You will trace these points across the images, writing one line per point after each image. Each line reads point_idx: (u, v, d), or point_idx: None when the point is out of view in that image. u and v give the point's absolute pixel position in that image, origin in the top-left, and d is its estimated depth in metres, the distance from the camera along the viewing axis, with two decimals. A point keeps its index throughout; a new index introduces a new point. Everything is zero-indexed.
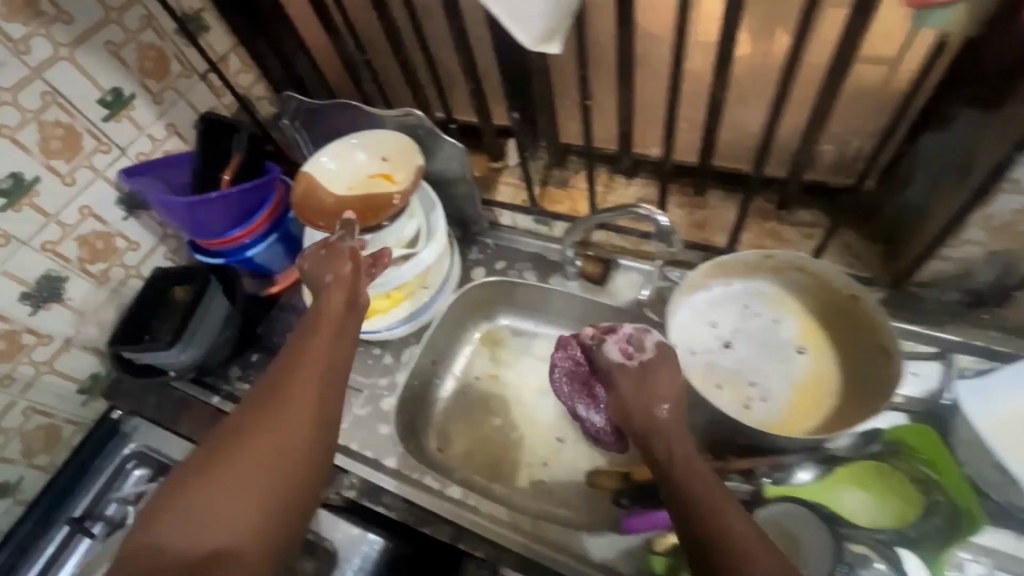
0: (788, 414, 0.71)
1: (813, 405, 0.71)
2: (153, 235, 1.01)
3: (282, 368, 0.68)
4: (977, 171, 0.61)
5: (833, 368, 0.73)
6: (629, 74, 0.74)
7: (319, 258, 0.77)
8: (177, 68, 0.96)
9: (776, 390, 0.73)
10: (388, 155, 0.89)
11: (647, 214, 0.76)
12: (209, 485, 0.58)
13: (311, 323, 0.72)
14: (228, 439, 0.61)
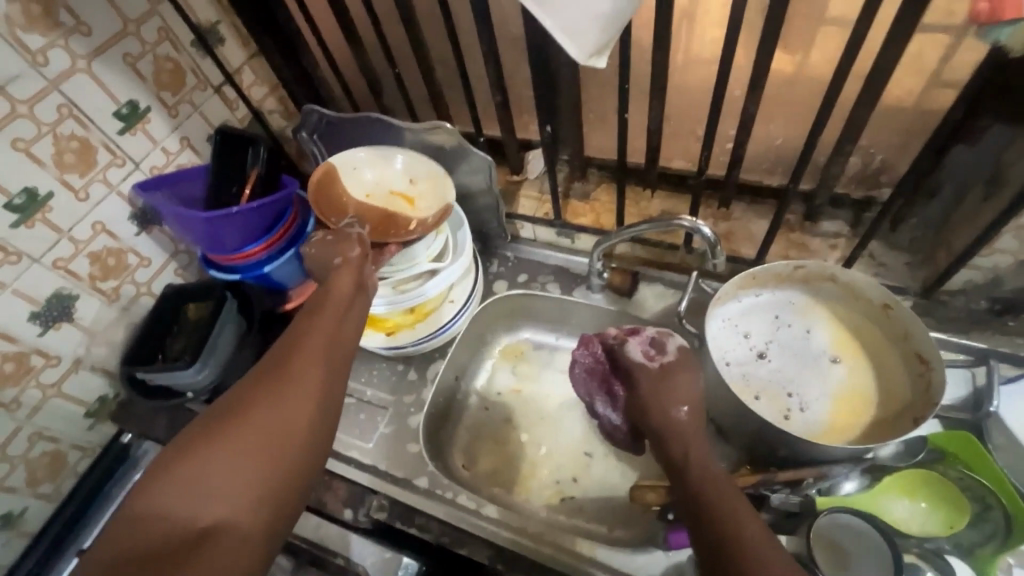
0: (831, 424, 0.72)
1: (854, 414, 0.72)
2: (165, 251, 0.98)
3: (290, 343, 0.65)
4: (1012, 182, 0.63)
5: (869, 377, 0.74)
6: (663, 88, 0.75)
7: (324, 244, 0.76)
8: (193, 80, 0.94)
9: (818, 401, 0.73)
10: (416, 178, 0.89)
11: (692, 226, 0.75)
12: (204, 458, 0.53)
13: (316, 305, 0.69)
14: (225, 413, 0.57)
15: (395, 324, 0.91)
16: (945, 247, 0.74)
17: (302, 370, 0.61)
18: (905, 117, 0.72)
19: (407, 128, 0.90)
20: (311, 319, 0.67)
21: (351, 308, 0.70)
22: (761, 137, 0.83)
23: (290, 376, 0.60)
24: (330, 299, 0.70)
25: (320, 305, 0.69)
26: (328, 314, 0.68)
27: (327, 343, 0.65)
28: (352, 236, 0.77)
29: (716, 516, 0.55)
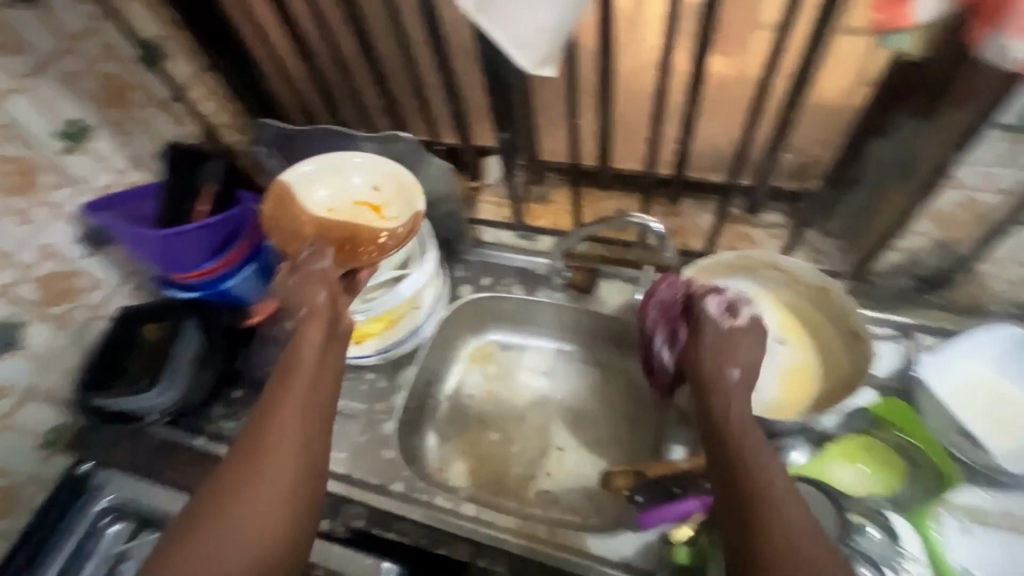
0: (780, 399, 0.77)
1: (802, 390, 0.77)
2: (117, 273, 0.95)
3: (270, 396, 0.64)
4: (921, 170, 0.70)
5: (812, 355, 0.80)
6: (608, 94, 0.79)
7: (292, 285, 0.74)
8: (139, 97, 0.93)
9: (767, 380, 0.79)
10: (380, 186, 0.88)
11: (642, 223, 0.79)
12: (202, 537, 0.53)
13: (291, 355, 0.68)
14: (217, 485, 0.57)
15: (362, 332, 0.89)
16: (870, 232, 0.82)
17: (287, 429, 0.61)
18: (828, 114, 0.79)
19: (365, 138, 0.91)
20: (287, 368, 0.67)
21: (327, 351, 0.70)
22: (702, 137, 0.88)
23: (274, 438, 0.60)
24: (307, 344, 0.68)
25: (297, 352, 0.68)
26: (303, 362, 0.67)
27: (304, 395, 0.64)
28: (315, 271, 0.74)
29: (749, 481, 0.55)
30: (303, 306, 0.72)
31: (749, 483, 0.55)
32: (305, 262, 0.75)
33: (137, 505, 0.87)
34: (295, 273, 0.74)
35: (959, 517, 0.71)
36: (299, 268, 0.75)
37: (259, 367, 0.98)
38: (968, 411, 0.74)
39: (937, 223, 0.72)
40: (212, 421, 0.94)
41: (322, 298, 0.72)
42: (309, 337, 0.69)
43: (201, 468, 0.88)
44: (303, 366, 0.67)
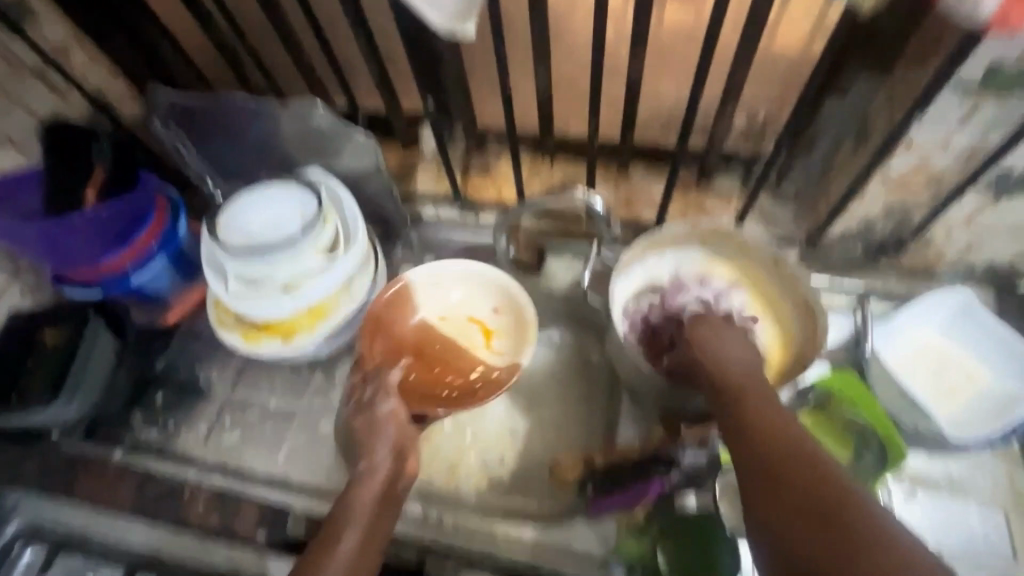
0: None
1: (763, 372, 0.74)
2: (1, 272, 0.83)
3: (323, 543, 0.62)
4: (876, 131, 0.65)
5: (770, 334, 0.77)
6: (545, 53, 0.71)
7: (359, 429, 0.72)
8: (1, 66, 0.79)
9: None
10: (500, 310, 0.82)
11: (584, 197, 0.77)
12: None
13: (358, 486, 0.67)
14: None
15: (291, 326, 0.83)
16: (824, 197, 0.78)
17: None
18: (781, 71, 0.73)
19: (277, 110, 0.80)
20: (343, 512, 0.64)
21: (384, 504, 0.67)
22: (650, 98, 0.82)
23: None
24: (365, 489, 0.66)
25: (353, 495, 0.66)
26: (361, 510, 0.65)
27: (356, 545, 0.62)
28: (382, 414, 0.72)
29: (771, 440, 0.55)
30: (361, 460, 0.69)
31: (767, 442, 0.55)
32: (372, 398, 0.73)
33: (53, 528, 0.79)
34: (361, 415, 0.72)
35: (905, 484, 0.71)
36: (366, 411, 0.72)
37: (181, 368, 0.89)
38: (910, 374, 0.74)
39: (891, 187, 0.69)
40: (133, 431, 0.85)
41: (387, 456, 0.69)
42: (366, 483, 0.67)
43: (122, 482, 0.81)
44: (358, 514, 0.65)
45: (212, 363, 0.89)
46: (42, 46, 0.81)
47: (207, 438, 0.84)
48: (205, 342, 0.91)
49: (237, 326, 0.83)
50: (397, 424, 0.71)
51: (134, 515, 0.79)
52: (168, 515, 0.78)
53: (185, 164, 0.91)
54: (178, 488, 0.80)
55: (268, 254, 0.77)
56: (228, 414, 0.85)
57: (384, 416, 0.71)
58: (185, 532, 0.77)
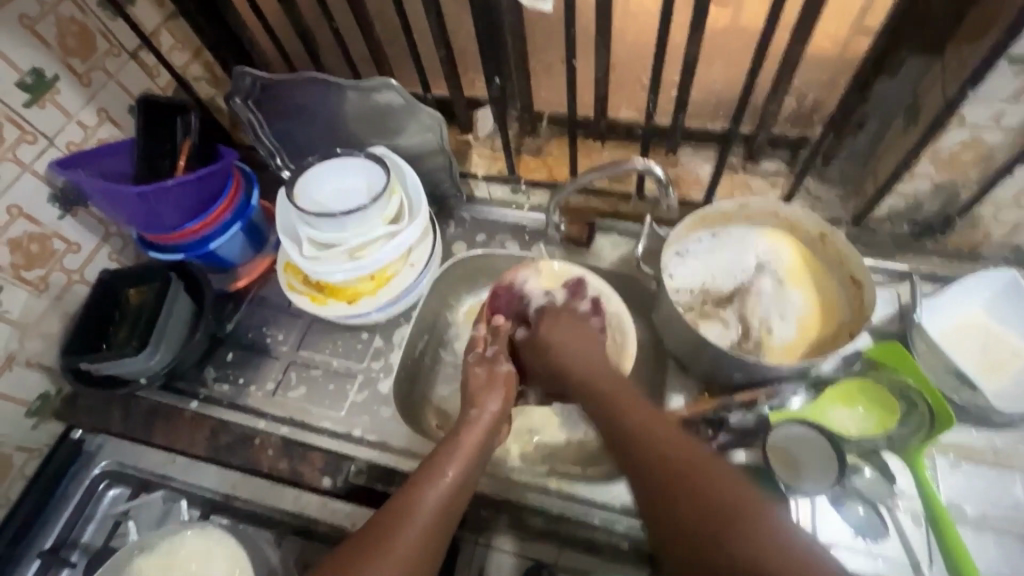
0: (791, 341, 0.77)
1: (815, 333, 0.77)
2: (94, 234, 0.92)
3: (430, 468, 0.70)
4: (928, 110, 0.68)
5: (829, 295, 0.79)
6: (606, 34, 0.75)
7: (478, 378, 0.82)
8: (104, 46, 0.87)
9: (787, 323, 0.78)
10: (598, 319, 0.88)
11: (644, 168, 0.76)
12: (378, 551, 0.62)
13: (465, 424, 0.76)
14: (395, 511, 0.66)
15: (356, 291, 0.89)
16: (871, 176, 0.80)
17: (431, 505, 0.67)
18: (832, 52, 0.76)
19: (349, 87, 0.85)
20: (449, 451, 0.72)
21: (482, 451, 0.74)
22: (702, 81, 0.85)
23: (419, 512, 0.66)
24: (470, 433, 0.75)
25: (459, 436, 0.74)
26: (464, 450, 0.72)
27: (455, 479, 0.69)
28: (501, 372, 0.83)
29: (663, 459, 0.65)
30: (473, 408, 0.78)
31: (665, 458, 0.65)
32: (491, 359, 0.84)
33: (134, 470, 0.86)
34: (481, 369, 0.83)
35: (948, 455, 0.73)
36: (487, 367, 0.83)
37: (250, 330, 0.96)
38: (958, 350, 0.75)
39: (941, 164, 0.71)
40: (205, 384, 0.91)
41: (494, 411, 0.78)
42: (472, 436, 0.74)
43: (196, 430, 0.87)
44: (461, 455, 0.72)
45: (279, 325, 0.96)
46: (140, 28, 0.89)
47: (273, 393, 0.89)
48: (272, 306, 0.98)
49: (307, 291, 0.89)
50: (507, 387, 0.82)
51: (207, 461, 0.85)
52: (239, 462, 0.84)
53: (259, 141, 0.98)
54: (247, 437, 0.85)
55: (341, 219, 0.82)
56: (294, 372, 0.91)
57: (502, 376, 0.82)
58: (255, 478, 0.82)
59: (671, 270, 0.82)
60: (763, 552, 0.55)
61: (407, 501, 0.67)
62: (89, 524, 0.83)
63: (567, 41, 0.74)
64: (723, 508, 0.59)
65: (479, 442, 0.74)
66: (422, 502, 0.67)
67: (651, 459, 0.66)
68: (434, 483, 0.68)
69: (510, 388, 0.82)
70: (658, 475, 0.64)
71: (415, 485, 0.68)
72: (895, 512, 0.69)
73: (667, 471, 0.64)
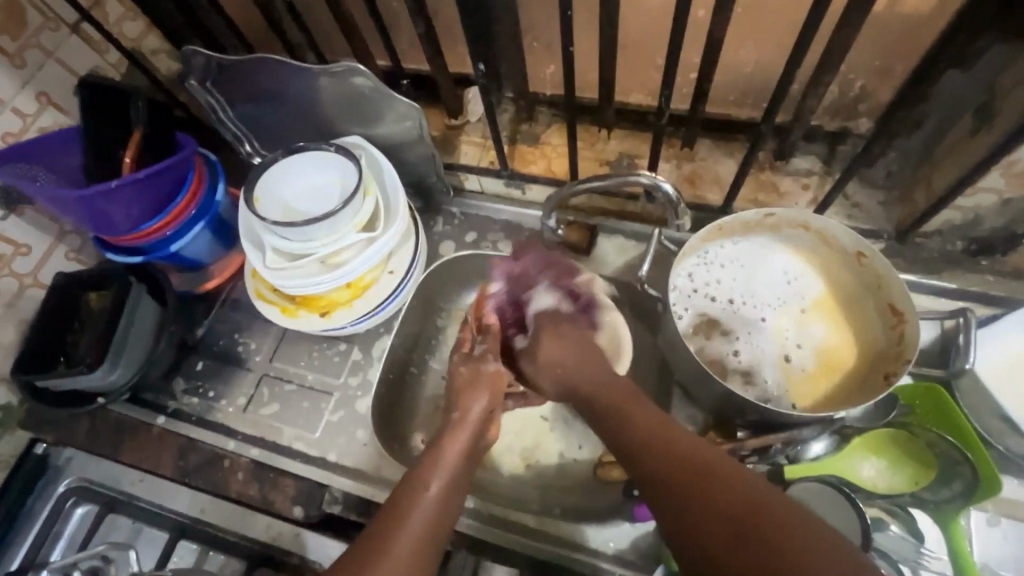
0: (811, 377, 0.67)
1: (839, 369, 0.67)
2: (46, 234, 0.84)
3: (410, 484, 0.62)
4: (1007, 114, 0.56)
5: (859, 329, 0.69)
6: (613, 10, 0.63)
7: (463, 379, 0.73)
8: (37, 19, 0.76)
9: (807, 355, 0.68)
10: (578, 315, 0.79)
11: (651, 182, 0.65)
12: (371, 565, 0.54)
13: (450, 428, 0.68)
14: (384, 521, 0.59)
15: (329, 302, 0.80)
16: (924, 183, 0.68)
17: (417, 525, 0.58)
18: (890, 33, 0.63)
19: (318, 71, 0.74)
20: (429, 462, 0.64)
21: (469, 457, 0.67)
22: (727, 64, 0.72)
23: (402, 534, 0.57)
24: (456, 435, 0.68)
25: (442, 442, 0.67)
26: (446, 461, 0.65)
27: (440, 494, 0.61)
28: (487, 372, 0.74)
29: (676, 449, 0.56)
30: (456, 411, 0.70)
31: (674, 447, 0.56)
32: (480, 356, 0.75)
33: (101, 487, 0.81)
34: (468, 367, 0.74)
35: (986, 509, 0.65)
36: (473, 363, 0.74)
37: (221, 337, 0.88)
38: (1007, 390, 0.65)
39: (1013, 178, 0.59)
40: (174, 397, 0.85)
41: (478, 413, 0.70)
42: (454, 446, 0.66)
43: (164, 449, 0.82)
44: (445, 464, 0.64)
45: (252, 333, 0.88)
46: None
47: (245, 409, 0.83)
48: (244, 311, 0.90)
49: (276, 300, 0.81)
50: (493, 387, 0.73)
51: (177, 482, 0.80)
52: (210, 484, 0.79)
53: (223, 128, 0.87)
54: (217, 457, 0.80)
55: (306, 228, 0.72)
56: (266, 386, 0.84)
57: (487, 376, 0.73)
58: (225, 502, 0.78)
59: (692, 283, 0.72)
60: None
61: (390, 521, 0.58)
62: (57, 544, 0.79)
63: (564, 23, 0.62)
64: (735, 493, 0.50)
65: (464, 446, 0.67)
66: (412, 511, 0.59)
67: (659, 451, 0.57)
68: (419, 500, 0.60)
69: (496, 389, 0.73)
70: (665, 466, 0.55)
71: (398, 503, 0.60)
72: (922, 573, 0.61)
73: (677, 460, 0.55)
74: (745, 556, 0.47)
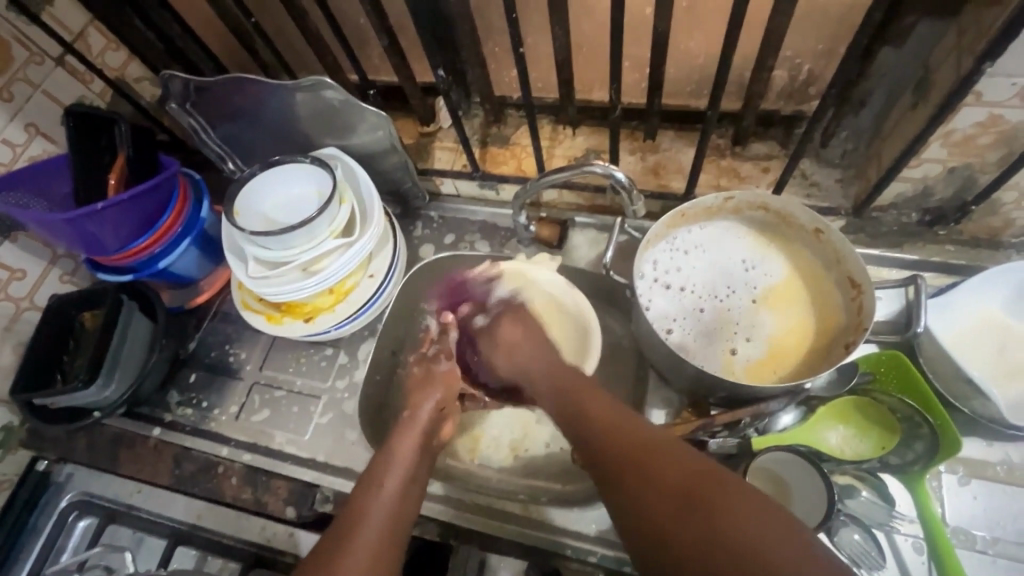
0: (752, 366, 0.69)
1: (783, 358, 0.69)
2: (40, 259, 0.88)
3: (366, 483, 0.62)
4: (939, 84, 0.58)
5: (807, 320, 0.71)
6: (561, 13, 0.66)
7: (415, 377, 0.78)
8: (23, 54, 0.80)
9: (752, 342, 0.70)
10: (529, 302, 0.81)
11: (604, 172, 0.68)
12: (345, 561, 0.54)
13: (404, 428, 0.69)
14: (347, 523, 0.58)
15: (314, 307, 0.83)
16: (875, 159, 0.71)
17: (378, 519, 0.58)
18: (826, 17, 0.66)
19: (292, 87, 0.77)
20: (385, 460, 0.65)
21: (422, 455, 0.68)
22: (679, 57, 0.75)
23: (365, 529, 0.57)
24: (408, 434, 0.69)
25: (395, 440, 0.68)
26: (401, 457, 0.66)
27: (398, 488, 0.62)
28: (439, 372, 0.77)
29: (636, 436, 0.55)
30: (407, 410, 0.72)
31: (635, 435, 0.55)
32: (432, 359, 0.79)
33: (101, 500, 0.84)
34: (423, 375, 0.77)
35: (958, 472, 0.66)
36: (427, 371, 0.78)
37: (211, 349, 0.91)
38: (971, 355, 0.67)
39: (954, 146, 0.62)
40: (169, 409, 0.88)
41: (428, 411, 0.72)
42: (404, 445, 0.67)
43: (159, 460, 0.84)
44: (400, 463, 0.65)
45: (241, 343, 0.91)
46: (61, 33, 0.82)
47: (237, 417, 0.86)
48: (233, 322, 0.92)
49: (262, 309, 0.83)
50: (447, 385, 0.76)
51: (173, 491, 0.83)
52: (205, 491, 0.82)
53: (206, 147, 0.90)
54: (211, 464, 0.83)
55: (284, 237, 0.75)
56: (257, 394, 0.87)
57: (440, 376, 0.77)
58: (221, 507, 0.80)
59: (655, 270, 0.74)
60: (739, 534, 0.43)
61: (351, 521, 0.58)
62: (60, 557, 0.82)
63: (511, 26, 0.66)
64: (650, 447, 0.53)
65: (416, 446, 0.68)
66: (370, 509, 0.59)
67: (614, 442, 0.55)
68: (376, 494, 0.61)
69: (451, 385, 0.76)
70: (614, 460, 0.54)
71: (357, 501, 0.60)
72: (893, 536, 0.63)
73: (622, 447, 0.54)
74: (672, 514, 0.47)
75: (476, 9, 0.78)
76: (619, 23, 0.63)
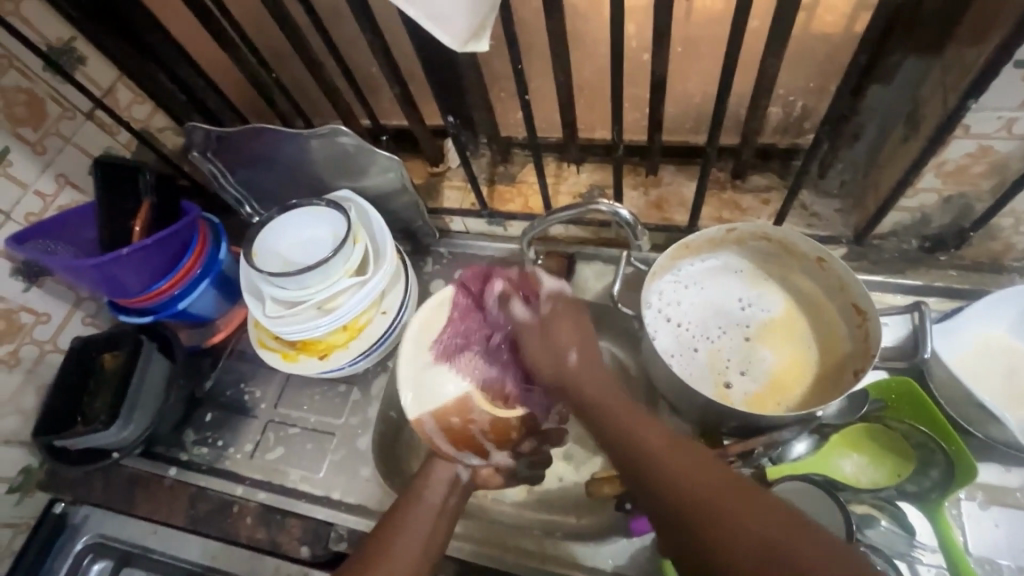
0: (758, 397, 0.70)
1: (788, 389, 0.70)
2: (65, 302, 0.91)
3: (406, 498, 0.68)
4: (928, 119, 0.61)
5: (811, 350, 0.72)
6: (563, 61, 0.70)
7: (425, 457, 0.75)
8: (56, 110, 0.85)
9: (750, 377, 0.71)
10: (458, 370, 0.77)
11: (609, 210, 0.70)
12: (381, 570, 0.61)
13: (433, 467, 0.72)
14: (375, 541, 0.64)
15: (328, 344, 0.84)
16: (872, 189, 0.73)
17: (412, 543, 0.64)
18: (815, 57, 0.70)
19: (309, 136, 0.81)
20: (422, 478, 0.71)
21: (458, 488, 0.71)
22: (677, 97, 0.79)
23: (399, 544, 0.64)
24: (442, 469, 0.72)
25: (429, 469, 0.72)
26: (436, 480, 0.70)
27: (435, 506, 0.68)
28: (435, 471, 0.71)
29: (653, 453, 0.56)
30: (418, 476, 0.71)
31: (647, 448, 0.57)
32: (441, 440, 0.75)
33: (117, 543, 0.85)
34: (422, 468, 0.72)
35: (977, 498, 0.66)
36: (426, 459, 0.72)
37: (228, 388, 0.92)
38: (978, 377, 0.67)
39: (947, 176, 0.64)
40: (185, 448, 0.89)
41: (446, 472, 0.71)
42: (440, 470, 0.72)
43: (174, 501, 0.85)
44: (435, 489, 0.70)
45: (256, 381, 0.92)
46: (91, 90, 0.87)
47: (253, 455, 0.87)
48: (249, 360, 0.94)
49: (278, 347, 0.85)
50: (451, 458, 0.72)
51: (188, 531, 0.83)
52: (220, 531, 0.82)
53: (225, 192, 0.94)
54: (226, 504, 0.83)
55: (301, 276, 0.77)
56: (272, 431, 0.88)
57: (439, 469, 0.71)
58: (235, 547, 0.81)
59: (660, 303, 0.75)
60: (753, 540, 0.46)
61: (385, 532, 0.65)
62: None
63: (516, 75, 0.69)
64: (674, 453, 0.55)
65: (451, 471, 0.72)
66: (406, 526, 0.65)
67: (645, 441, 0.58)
68: (413, 514, 0.66)
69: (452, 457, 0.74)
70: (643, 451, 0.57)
71: (398, 515, 0.67)
72: (916, 565, 0.63)
73: (646, 451, 0.57)
74: (688, 514, 0.50)
75: (482, 59, 0.83)
76: (619, 69, 0.67)
